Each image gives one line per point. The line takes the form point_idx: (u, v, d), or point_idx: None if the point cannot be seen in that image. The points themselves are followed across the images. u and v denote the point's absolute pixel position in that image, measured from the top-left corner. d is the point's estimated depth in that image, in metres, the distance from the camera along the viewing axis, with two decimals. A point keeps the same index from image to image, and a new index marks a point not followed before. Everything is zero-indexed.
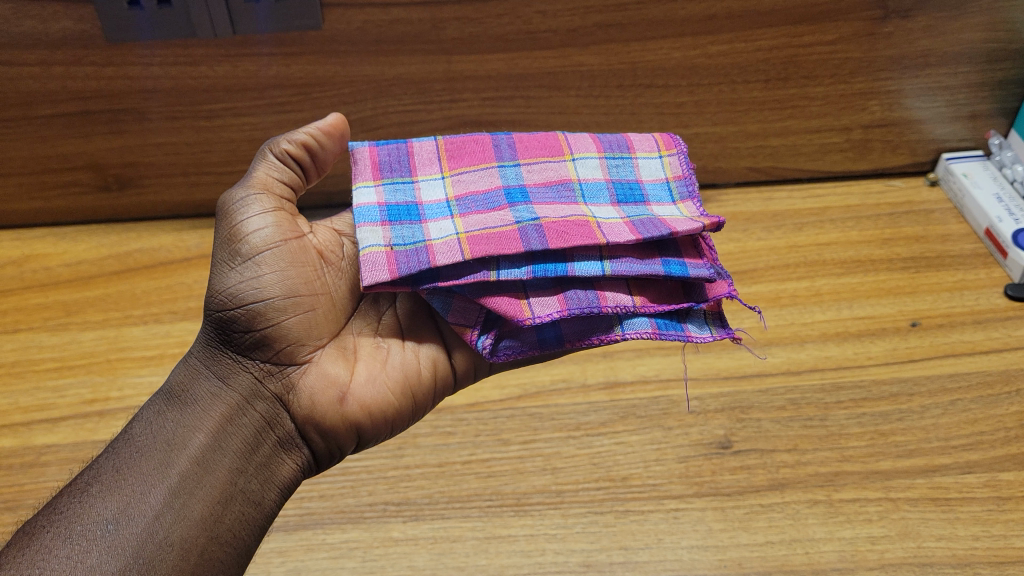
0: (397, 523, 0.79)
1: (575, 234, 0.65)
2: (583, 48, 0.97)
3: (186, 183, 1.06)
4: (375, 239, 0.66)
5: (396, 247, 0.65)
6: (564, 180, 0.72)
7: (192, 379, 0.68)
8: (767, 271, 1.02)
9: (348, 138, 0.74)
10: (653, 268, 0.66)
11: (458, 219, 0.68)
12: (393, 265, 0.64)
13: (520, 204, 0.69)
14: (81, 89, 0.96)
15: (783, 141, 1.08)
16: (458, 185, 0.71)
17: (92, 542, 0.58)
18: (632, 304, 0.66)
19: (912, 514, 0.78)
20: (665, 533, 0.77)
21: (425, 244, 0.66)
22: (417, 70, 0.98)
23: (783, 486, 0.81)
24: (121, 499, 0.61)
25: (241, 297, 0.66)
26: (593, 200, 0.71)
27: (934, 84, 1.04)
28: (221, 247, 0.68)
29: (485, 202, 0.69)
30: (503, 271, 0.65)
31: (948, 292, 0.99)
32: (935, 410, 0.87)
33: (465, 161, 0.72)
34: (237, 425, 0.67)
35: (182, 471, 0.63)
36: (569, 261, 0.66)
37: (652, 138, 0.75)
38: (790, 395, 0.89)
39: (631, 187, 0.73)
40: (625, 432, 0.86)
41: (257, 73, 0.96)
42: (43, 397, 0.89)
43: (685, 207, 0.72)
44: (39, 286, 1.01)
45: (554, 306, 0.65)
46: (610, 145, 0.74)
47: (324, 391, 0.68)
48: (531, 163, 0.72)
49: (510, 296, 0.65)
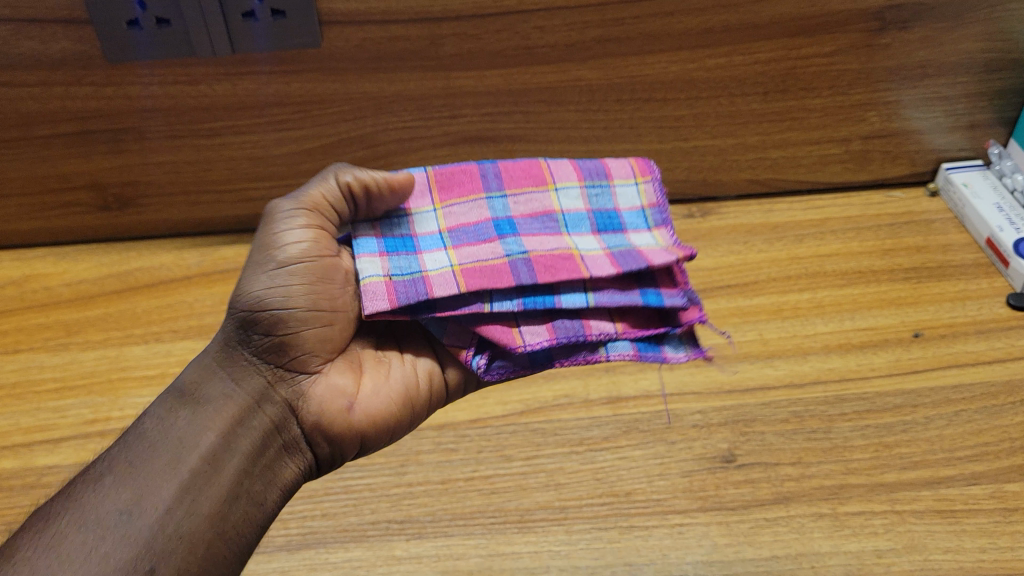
0: (400, 541, 0.78)
1: (561, 268, 0.69)
2: (582, 62, 0.97)
3: (186, 201, 1.05)
4: (373, 270, 0.68)
5: (394, 278, 0.68)
6: (548, 212, 0.74)
7: (204, 379, 0.67)
8: (769, 283, 1.02)
9: (407, 199, 0.72)
10: (632, 297, 0.69)
11: (452, 252, 0.70)
12: (392, 295, 0.66)
13: (509, 237, 0.71)
14: (81, 109, 0.96)
15: (783, 153, 1.08)
16: (449, 215, 0.73)
17: (98, 536, 0.58)
18: (614, 330, 0.69)
19: (918, 527, 0.78)
20: (669, 549, 0.76)
21: (421, 276, 0.68)
22: (416, 87, 0.97)
23: (788, 500, 0.80)
24: (132, 492, 0.60)
25: (266, 304, 0.66)
26: (575, 230, 0.74)
27: (932, 95, 1.04)
28: (258, 251, 0.68)
29: (476, 235, 0.72)
30: (497, 302, 0.67)
31: (950, 302, 0.99)
32: (940, 421, 0.86)
33: (454, 193, 0.74)
34: (248, 427, 0.66)
35: (192, 469, 0.62)
36: (556, 293, 0.69)
37: (628, 164, 0.78)
38: (794, 407, 0.88)
39: (610, 216, 0.76)
40: (629, 447, 0.85)
41: (255, 91, 0.96)
42: (44, 418, 0.89)
43: (659, 235, 0.75)
44: (40, 306, 1.01)
45: (544, 334, 0.68)
46: (587, 173, 0.77)
47: (333, 401, 0.68)
48: (517, 195, 0.75)
49: (502, 325, 0.68)
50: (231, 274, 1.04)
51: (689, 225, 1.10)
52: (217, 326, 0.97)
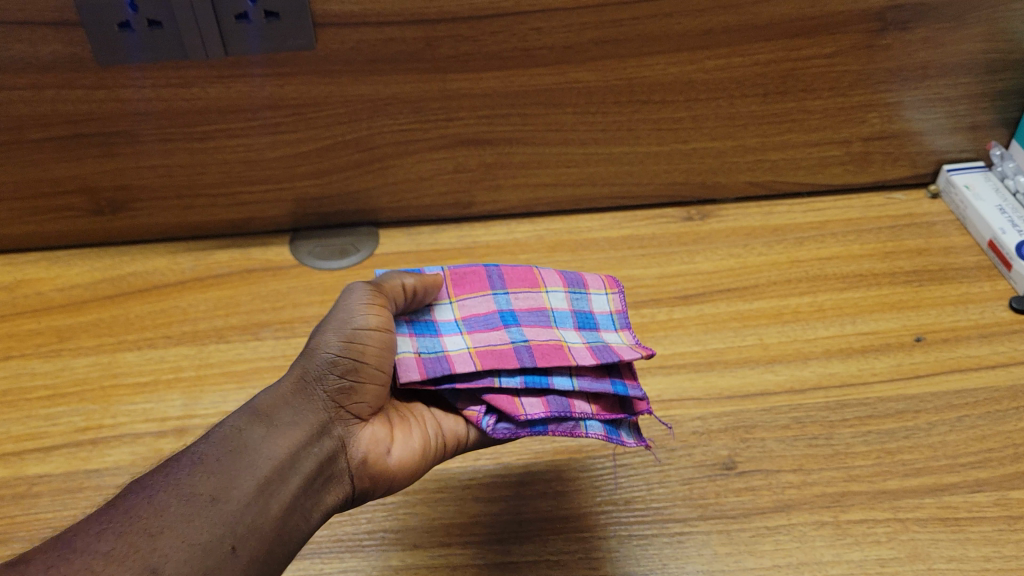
0: (396, 551, 0.77)
1: (554, 354, 0.73)
2: (580, 64, 0.96)
3: (179, 205, 1.04)
4: (405, 347, 0.74)
5: (422, 354, 0.73)
6: (543, 306, 0.80)
7: (276, 402, 0.65)
8: (769, 287, 1.01)
9: (434, 301, 0.79)
10: (606, 385, 0.73)
11: (467, 336, 0.76)
12: (422, 368, 0.72)
13: (511, 326, 0.77)
14: (72, 112, 0.95)
15: (783, 155, 1.07)
16: (463, 307, 0.79)
17: (187, 518, 0.54)
18: (589, 411, 0.72)
19: (921, 535, 0.77)
20: (669, 558, 0.75)
21: (445, 354, 0.74)
22: (412, 89, 0.96)
23: (789, 508, 0.79)
24: (217, 481, 0.57)
25: (345, 356, 0.67)
26: (562, 325, 0.79)
27: (934, 96, 1.03)
28: (345, 307, 0.69)
29: (486, 324, 0.78)
30: (504, 379, 0.72)
31: (952, 305, 0.98)
32: (942, 427, 0.85)
33: (467, 288, 0.80)
34: (314, 449, 0.64)
35: (267, 475, 0.60)
36: (549, 376, 0.73)
37: (600, 277, 0.83)
38: (795, 413, 0.87)
39: (587, 316, 0.80)
40: (627, 453, 0.84)
41: (249, 94, 0.94)
42: (36, 425, 0.87)
43: (626, 335, 0.79)
44: (32, 312, 1.00)
45: (540, 407, 0.71)
46: (573, 280, 0.82)
47: (373, 449, 0.68)
48: (518, 292, 0.80)
49: (502, 395, 0.71)
50: (226, 279, 1.03)
51: (688, 228, 1.08)
52: (211, 332, 0.96)
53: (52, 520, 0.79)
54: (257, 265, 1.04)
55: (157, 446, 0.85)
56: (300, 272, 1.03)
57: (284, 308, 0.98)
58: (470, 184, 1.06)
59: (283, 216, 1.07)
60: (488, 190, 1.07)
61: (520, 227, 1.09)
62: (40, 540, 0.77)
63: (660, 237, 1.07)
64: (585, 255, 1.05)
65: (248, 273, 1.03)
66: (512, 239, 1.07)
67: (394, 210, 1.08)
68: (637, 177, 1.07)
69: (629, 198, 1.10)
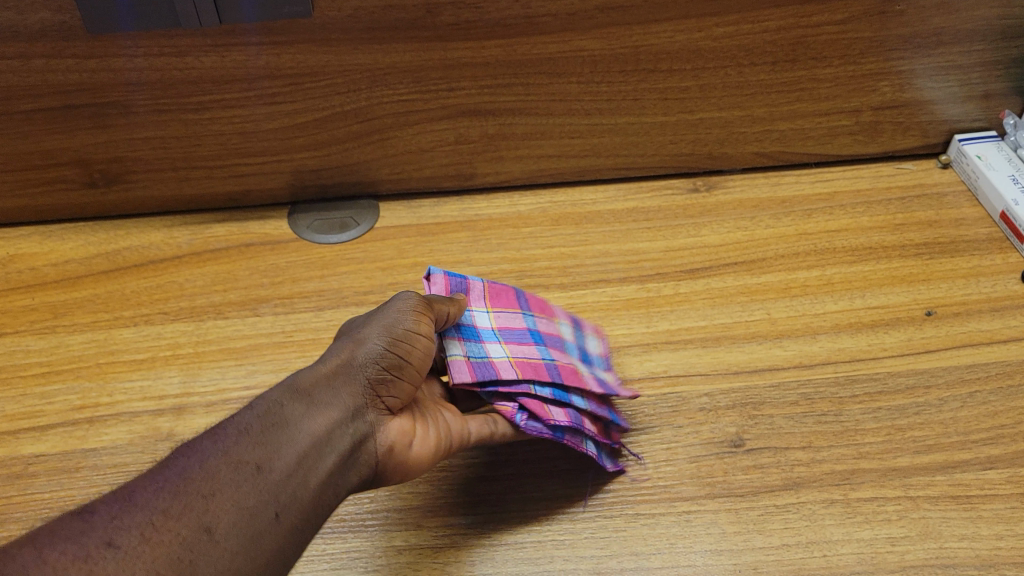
0: (399, 531, 0.75)
1: (576, 377, 0.78)
2: (584, 32, 0.94)
3: (175, 178, 1.01)
4: (453, 349, 0.75)
5: (471, 358, 0.75)
6: (560, 335, 0.84)
7: (316, 380, 0.65)
8: (777, 260, 0.99)
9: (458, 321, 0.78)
10: (606, 411, 0.79)
11: (505, 345, 0.78)
12: (473, 371, 0.73)
13: (540, 345, 0.80)
14: (63, 82, 0.92)
15: (792, 125, 1.05)
16: (499, 317, 0.80)
17: (237, 484, 0.56)
18: (595, 431, 0.77)
19: (932, 513, 0.75)
20: (676, 537, 0.74)
21: (490, 359, 0.75)
22: (412, 58, 0.94)
23: (798, 486, 0.78)
24: (259, 452, 0.58)
25: (392, 352, 0.67)
26: (571, 354, 0.83)
27: (946, 64, 1.01)
28: (395, 310, 0.69)
29: (519, 336, 0.80)
30: (538, 388, 0.75)
31: (963, 279, 0.96)
32: (954, 403, 0.84)
33: (502, 300, 0.82)
34: (348, 432, 0.63)
35: (306, 451, 0.60)
36: (570, 393, 0.77)
37: (589, 322, 0.90)
38: (803, 389, 0.86)
39: (586, 353, 0.86)
40: (633, 431, 0.83)
41: (245, 63, 0.92)
42: (31, 404, 0.86)
43: (610, 373, 0.85)
44: (26, 288, 0.97)
45: (562, 416, 0.75)
46: (575, 320, 0.88)
47: (399, 441, 0.67)
48: (540, 317, 0.84)
49: (532, 400, 0.74)
50: (223, 254, 1.00)
51: (694, 201, 1.06)
52: (209, 308, 0.94)
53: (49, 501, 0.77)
54: (255, 239, 1.02)
55: (155, 425, 0.83)
56: (299, 246, 1.01)
57: (284, 284, 0.97)
58: (471, 156, 1.03)
59: (281, 189, 1.04)
60: (490, 161, 1.04)
61: (523, 199, 1.06)
62: (38, 521, 0.76)
63: (665, 209, 1.05)
64: (590, 229, 1.03)
65: (246, 247, 1.01)
66: (515, 212, 1.05)
67: (394, 183, 1.05)
68: (642, 148, 1.05)
69: (634, 169, 1.07)
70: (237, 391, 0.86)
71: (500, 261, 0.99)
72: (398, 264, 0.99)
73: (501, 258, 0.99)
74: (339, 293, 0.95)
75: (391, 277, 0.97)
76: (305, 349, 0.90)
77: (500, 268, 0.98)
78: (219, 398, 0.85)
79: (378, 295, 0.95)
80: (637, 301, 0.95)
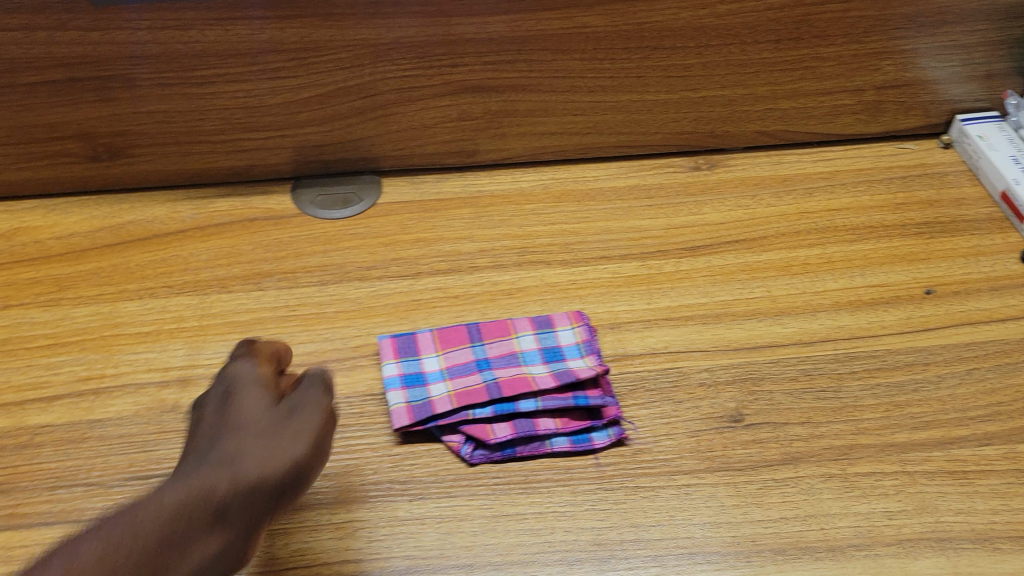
0: (402, 502, 0.76)
1: (520, 384, 0.81)
2: (588, 8, 0.94)
3: (178, 151, 1.01)
4: (395, 399, 0.82)
5: (412, 403, 0.82)
6: (514, 350, 0.86)
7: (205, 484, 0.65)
8: (778, 238, 0.99)
9: None
10: (568, 401, 0.80)
11: (450, 380, 0.83)
12: (411, 413, 0.81)
13: (486, 370, 0.83)
14: (66, 54, 0.92)
15: (794, 104, 1.05)
16: (448, 357, 0.86)
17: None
18: (555, 427, 0.79)
19: (929, 488, 0.76)
20: (676, 510, 0.75)
21: (430, 399, 0.82)
22: (416, 33, 0.94)
23: (797, 460, 0.79)
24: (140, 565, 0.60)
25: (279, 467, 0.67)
26: (531, 361, 0.85)
27: (949, 43, 1.01)
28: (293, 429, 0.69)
29: (464, 369, 0.84)
30: (478, 410, 0.80)
31: (963, 258, 0.97)
32: (952, 379, 0.85)
33: (454, 337, 0.87)
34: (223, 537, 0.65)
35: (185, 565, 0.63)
36: (515, 400, 0.80)
37: (566, 314, 0.90)
38: (803, 365, 0.86)
39: (555, 350, 0.86)
40: (634, 405, 0.83)
41: (249, 37, 0.92)
42: (37, 375, 0.86)
43: (589, 360, 0.85)
44: (30, 260, 0.97)
45: (509, 429, 0.79)
46: (541, 322, 0.89)
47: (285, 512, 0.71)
48: (493, 341, 0.87)
49: (476, 426, 0.79)
50: (227, 228, 1.01)
51: (696, 178, 1.06)
52: (214, 282, 0.95)
53: (56, 471, 0.78)
54: (258, 214, 1.02)
55: (160, 396, 0.84)
56: (302, 221, 1.01)
57: (287, 259, 0.97)
58: (474, 132, 1.03)
59: (284, 164, 1.04)
60: (493, 138, 1.04)
61: (525, 176, 1.06)
62: (45, 490, 0.77)
63: (668, 187, 1.05)
64: (591, 206, 1.03)
65: (249, 222, 1.01)
66: (517, 188, 1.05)
67: (396, 159, 1.05)
68: (644, 126, 1.05)
69: (637, 147, 1.07)
70: None
71: (503, 237, 0.99)
72: (401, 239, 0.99)
73: (503, 234, 1.00)
74: (343, 268, 0.96)
75: (394, 253, 0.98)
76: (309, 323, 0.90)
77: (503, 245, 0.98)
78: None
79: (381, 270, 0.96)
80: (638, 278, 0.95)
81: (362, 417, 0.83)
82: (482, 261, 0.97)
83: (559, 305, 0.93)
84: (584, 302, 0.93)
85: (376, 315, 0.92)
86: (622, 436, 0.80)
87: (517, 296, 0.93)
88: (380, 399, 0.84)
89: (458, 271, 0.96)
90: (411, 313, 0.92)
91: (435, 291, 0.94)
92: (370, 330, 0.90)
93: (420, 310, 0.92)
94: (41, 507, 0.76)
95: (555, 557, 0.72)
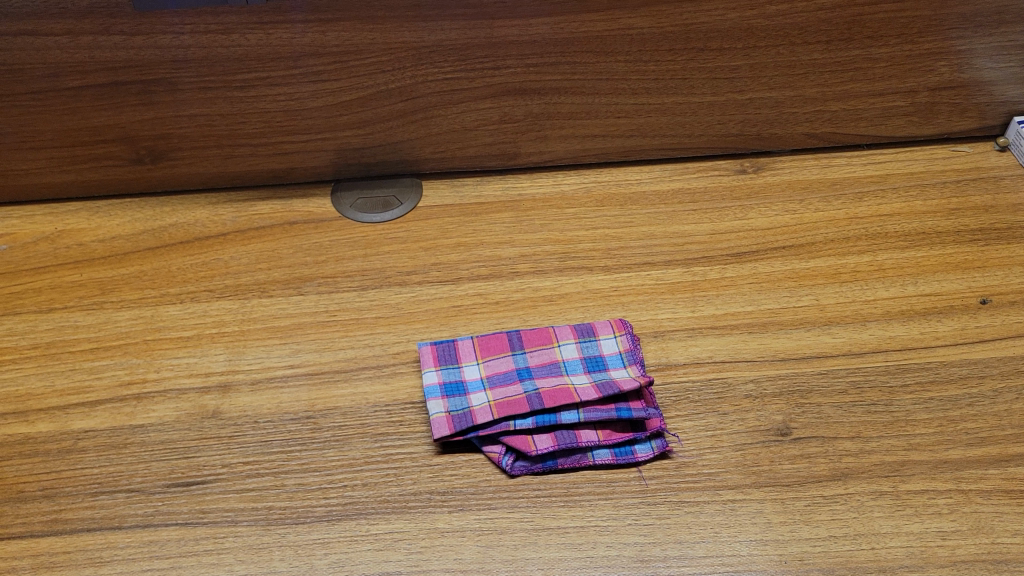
0: (443, 513, 0.75)
1: (561, 394, 0.80)
2: (633, 9, 0.92)
3: (220, 154, 1.01)
4: (435, 407, 0.81)
5: (452, 412, 0.80)
6: (556, 359, 0.85)
7: None
8: (826, 244, 0.96)
9: None
10: (610, 412, 0.79)
11: (490, 390, 0.82)
12: (451, 422, 0.79)
13: (526, 381, 0.82)
14: (110, 59, 0.92)
15: (844, 106, 1.02)
16: (488, 366, 0.85)
17: None
18: (596, 439, 0.78)
19: (985, 507, 0.74)
20: (721, 526, 0.73)
21: (470, 408, 0.81)
22: (458, 35, 0.93)
23: (846, 477, 0.76)
24: None
25: None
26: (571, 371, 0.84)
27: (1007, 43, 0.98)
28: None
29: (505, 379, 0.83)
30: (518, 421, 0.79)
31: (1020, 266, 0.93)
32: (1008, 394, 0.82)
33: (494, 347, 0.86)
34: None
35: None
36: (556, 412, 0.79)
37: (609, 322, 0.88)
38: (853, 377, 0.84)
39: (596, 360, 0.85)
40: (678, 417, 0.82)
41: (291, 41, 0.92)
42: (80, 379, 0.87)
43: (632, 370, 0.84)
44: (74, 263, 0.98)
45: (549, 441, 0.78)
46: (583, 330, 0.87)
47: None
48: (533, 350, 0.86)
49: (516, 437, 0.78)
50: (267, 231, 1.00)
51: (742, 182, 1.04)
52: (254, 285, 0.95)
53: (99, 478, 0.79)
54: (298, 217, 1.02)
55: (201, 402, 0.84)
56: (341, 225, 1.01)
57: (327, 263, 0.96)
58: (516, 135, 1.02)
59: (324, 167, 1.03)
60: (534, 140, 1.03)
61: (567, 179, 1.05)
62: (88, 496, 0.78)
63: (712, 191, 1.03)
64: (635, 210, 1.01)
65: (289, 225, 1.01)
66: (559, 191, 1.03)
67: (436, 161, 1.04)
68: (690, 128, 1.03)
69: (681, 149, 1.05)
70: (281, 370, 0.87)
71: (544, 242, 0.98)
72: (441, 244, 0.98)
73: (544, 239, 0.98)
74: (382, 273, 0.95)
75: (433, 258, 0.97)
76: (349, 329, 0.90)
77: (544, 250, 0.97)
78: (264, 376, 0.86)
79: (420, 275, 0.95)
80: (682, 285, 0.93)
81: (402, 425, 0.82)
82: (523, 267, 0.96)
83: (600, 312, 0.91)
84: (626, 309, 0.91)
85: (416, 321, 0.91)
86: (665, 449, 0.79)
87: (559, 302, 0.92)
88: (420, 407, 0.83)
89: (499, 276, 0.95)
90: (451, 320, 0.91)
91: (474, 297, 0.93)
92: (409, 336, 0.89)
93: (460, 316, 0.91)
94: (84, 513, 0.76)
95: (597, 572, 0.71)
